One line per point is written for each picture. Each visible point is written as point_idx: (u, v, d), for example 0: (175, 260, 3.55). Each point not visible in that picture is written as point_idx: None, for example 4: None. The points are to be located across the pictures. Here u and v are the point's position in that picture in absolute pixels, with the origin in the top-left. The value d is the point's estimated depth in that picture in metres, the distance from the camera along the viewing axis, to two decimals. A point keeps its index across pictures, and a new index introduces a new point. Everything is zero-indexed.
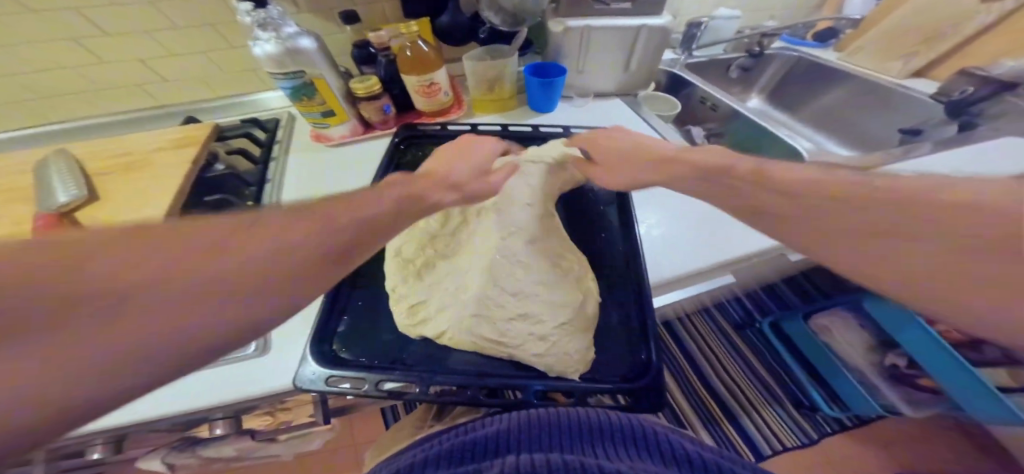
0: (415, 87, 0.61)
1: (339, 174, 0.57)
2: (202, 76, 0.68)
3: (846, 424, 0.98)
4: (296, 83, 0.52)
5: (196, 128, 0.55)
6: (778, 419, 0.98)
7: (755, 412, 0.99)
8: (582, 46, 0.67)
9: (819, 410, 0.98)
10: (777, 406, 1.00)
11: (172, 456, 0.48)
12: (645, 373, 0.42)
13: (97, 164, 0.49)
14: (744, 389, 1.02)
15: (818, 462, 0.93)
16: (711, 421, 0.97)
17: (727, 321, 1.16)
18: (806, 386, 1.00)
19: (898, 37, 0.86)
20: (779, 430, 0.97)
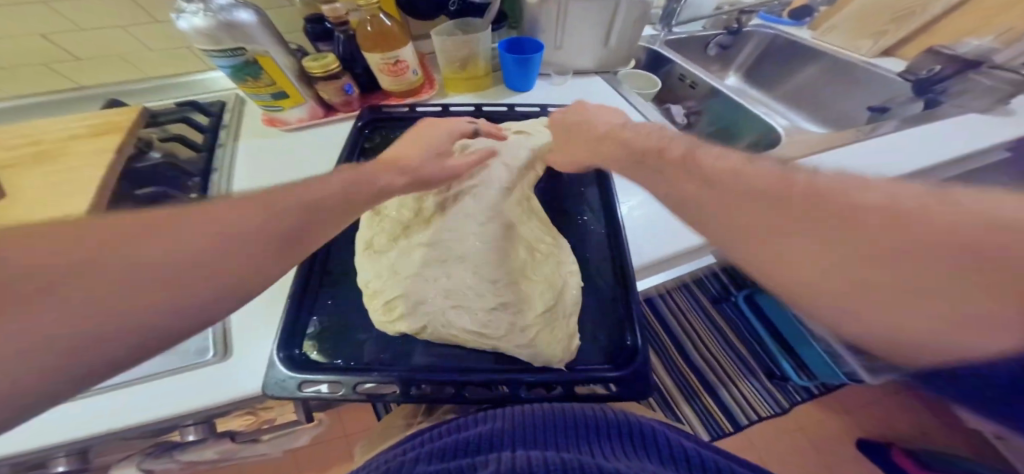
0: (379, 65, 0.56)
1: (301, 161, 0.52)
2: (124, 54, 0.60)
3: (813, 391, 1.04)
4: (236, 61, 0.46)
5: (118, 113, 0.48)
6: (753, 389, 1.03)
7: (733, 385, 1.03)
8: (558, 20, 0.63)
9: (790, 379, 1.03)
10: (752, 377, 1.05)
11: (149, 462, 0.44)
12: (634, 356, 0.41)
13: (1, 156, 0.42)
14: (722, 364, 1.06)
15: (787, 425, 1.00)
16: (692, 396, 1.01)
17: (706, 297, 1.16)
18: (778, 356, 1.04)
19: (868, 17, 0.87)
20: (754, 401, 1.02)
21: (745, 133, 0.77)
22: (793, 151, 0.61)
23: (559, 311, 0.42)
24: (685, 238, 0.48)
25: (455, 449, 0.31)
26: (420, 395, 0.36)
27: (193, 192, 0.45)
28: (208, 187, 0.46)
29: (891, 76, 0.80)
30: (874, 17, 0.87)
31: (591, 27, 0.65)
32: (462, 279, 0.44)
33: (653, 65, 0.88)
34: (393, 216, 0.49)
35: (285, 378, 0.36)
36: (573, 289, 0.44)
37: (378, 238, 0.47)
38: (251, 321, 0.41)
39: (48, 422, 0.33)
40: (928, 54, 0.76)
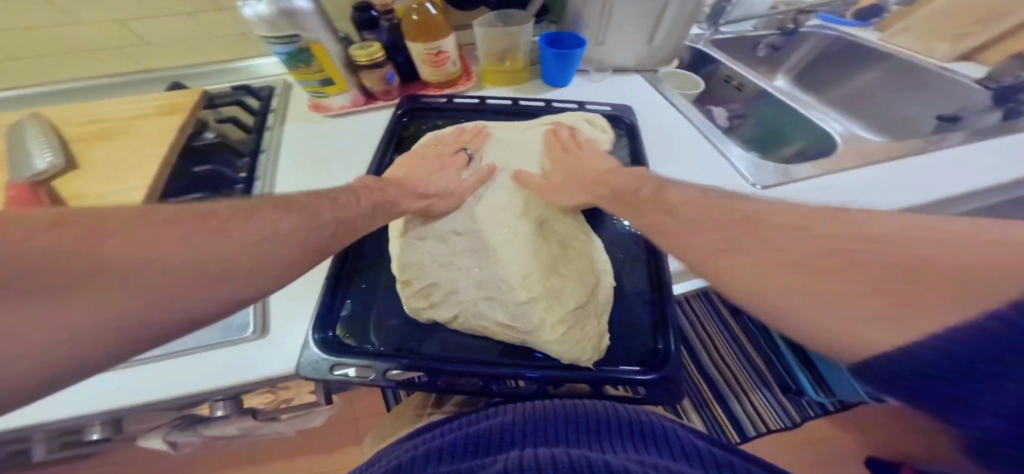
0: (421, 56, 0.56)
1: (344, 147, 0.53)
2: (188, 40, 0.63)
3: (829, 408, 0.95)
4: (291, 48, 0.47)
5: (182, 94, 0.51)
6: (764, 402, 0.95)
7: (744, 395, 0.95)
8: (603, 16, 0.62)
9: (805, 394, 0.95)
10: (764, 389, 0.96)
11: (175, 434, 0.46)
12: (667, 361, 0.39)
13: (75, 131, 0.45)
14: (734, 372, 0.98)
15: (819, 454, 0.93)
16: (700, 404, 0.93)
17: (725, 304, 1.07)
18: (795, 370, 0.96)
19: (944, 22, 0.82)
20: (765, 413, 0.94)
21: (794, 142, 0.75)
22: (849, 160, 0.58)
23: (590, 310, 0.41)
24: None
25: (466, 444, 0.30)
26: (447, 386, 0.36)
27: (242, 173, 0.47)
28: (255, 168, 0.48)
29: (973, 85, 0.74)
30: (951, 20, 0.81)
31: (637, 23, 0.63)
32: (494, 270, 0.43)
33: (697, 64, 0.84)
34: None
35: (318, 358, 0.37)
36: (604, 289, 0.43)
37: (412, 222, 0.47)
38: (286, 300, 0.42)
39: (89, 391, 0.35)
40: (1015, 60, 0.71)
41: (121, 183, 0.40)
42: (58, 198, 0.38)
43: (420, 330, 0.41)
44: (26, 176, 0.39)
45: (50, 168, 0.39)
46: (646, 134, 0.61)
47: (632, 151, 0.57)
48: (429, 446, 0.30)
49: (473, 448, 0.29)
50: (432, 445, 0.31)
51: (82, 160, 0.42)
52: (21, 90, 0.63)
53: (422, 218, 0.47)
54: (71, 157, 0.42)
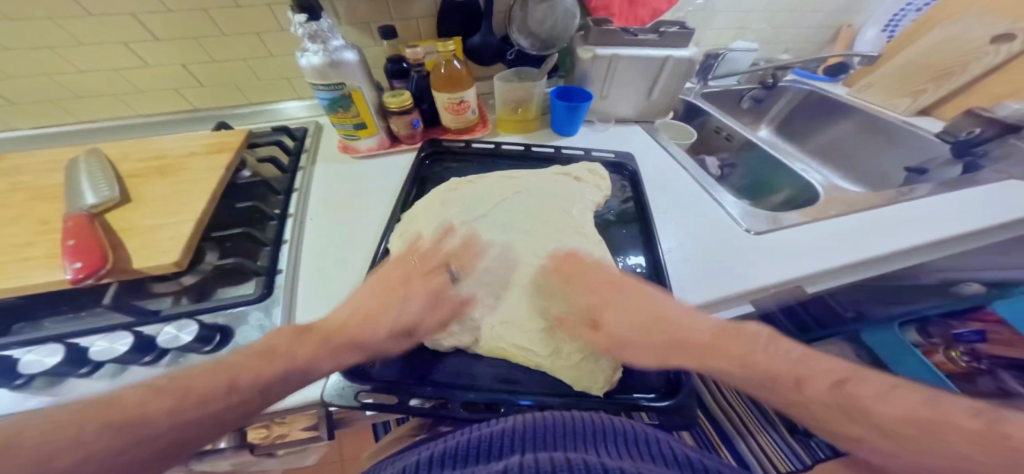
0: (445, 104, 0.63)
1: (371, 188, 0.58)
2: (237, 84, 0.70)
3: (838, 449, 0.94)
4: (335, 94, 0.53)
5: (229, 135, 0.55)
6: (774, 444, 0.92)
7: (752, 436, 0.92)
8: (608, 72, 0.69)
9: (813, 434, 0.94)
10: (771, 430, 0.95)
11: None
12: (678, 389, 0.41)
13: (129, 167, 0.49)
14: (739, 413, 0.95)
15: None
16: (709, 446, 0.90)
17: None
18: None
19: (911, 74, 0.90)
20: (774, 456, 0.90)
21: (779, 190, 0.83)
22: (831, 209, 0.63)
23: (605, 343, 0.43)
24: (728, 284, 0.50)
25: (469, 447, 0.30)
26: (468, 413, 0.38)
27: (276, 209, 0.51)
28: (288, 205, 0.52)
29: (931, 137, 0.82)
30: (913, 76, 0.89)
31: (637, 80, 0.71)
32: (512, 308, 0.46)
33: (689, 115, 0.92)
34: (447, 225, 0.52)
35: (343, 385, 0.39)
36: None
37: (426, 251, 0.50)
38: None
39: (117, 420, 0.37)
40: (966, 116, 0.77)
41: (171, 217, 0.43)
42: (110, 229, 0.41)
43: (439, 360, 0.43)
44: (84, 210, 0.42)
45: (107, 202, 0.43)
46: (646, 182, 0.66)
47: (636, 197, 0.62)
48: (431, 452, 0.31)
49: (474, 453, 0.29)
50: (431, 452, 0.31)
51: (135, 194, 0.46)
52: (72, 125, 0.68)
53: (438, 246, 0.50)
54: (126, 192, 0.46)
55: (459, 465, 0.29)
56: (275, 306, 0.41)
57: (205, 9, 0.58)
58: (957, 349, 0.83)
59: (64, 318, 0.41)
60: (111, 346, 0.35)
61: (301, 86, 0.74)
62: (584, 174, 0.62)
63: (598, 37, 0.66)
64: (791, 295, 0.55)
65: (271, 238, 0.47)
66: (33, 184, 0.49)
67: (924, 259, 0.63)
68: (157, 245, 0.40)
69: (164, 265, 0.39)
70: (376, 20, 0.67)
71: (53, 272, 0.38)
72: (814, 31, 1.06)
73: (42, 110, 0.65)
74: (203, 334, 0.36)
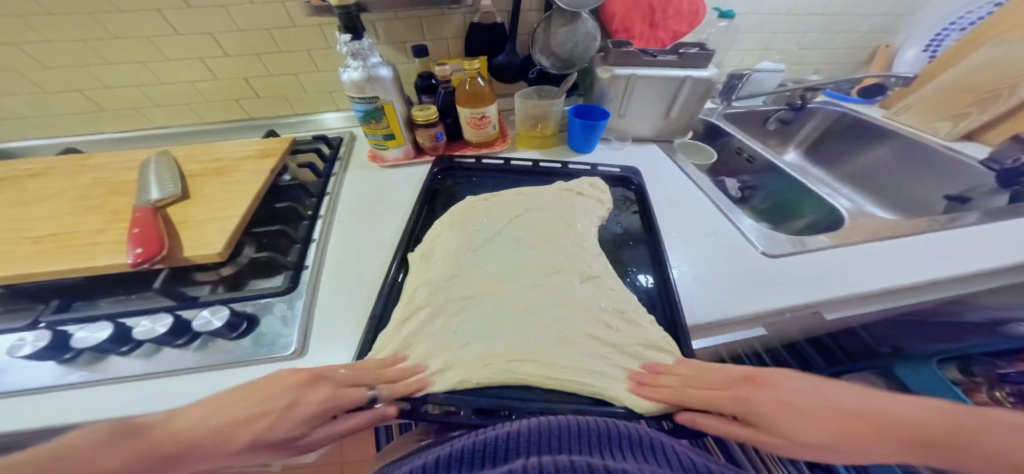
0: (468, 119, 0.67)
1: (391, 196, 0.62)
2: (286, 96, 0.77)
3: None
4: (369, 107, 0.58)
5: (275, 141, 0.62)
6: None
7: None
8: (626, 92, 0.71)
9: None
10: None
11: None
12: None
13: (191, 167, 0.56)
14: None
15: None
16: None
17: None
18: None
19: (953, 96, 0.86)
20: None
21: (802, 215, 0.80)
22: (855, 235, 0.61)
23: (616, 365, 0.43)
24: (737, 307, 0.49)
25: (475, 452, 0.31)
26: (479, 419, 0.39)
27: (308, 210, 0.56)
28: (319, 207, 0.57)
29: (976, 165, 0.78)
30: (956, 99, 0.85)
31: (655, 99, 0.72)
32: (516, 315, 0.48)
33: (710, 135, 0.92)
34: (461, 236, 0.56)
35: None
36: (621, 337, 0.45)
37: (436, 255, 0.53)
38: None
39: None
40: (1014, 142, 0.73)
41: (220, 212, 0.49)
42: (169, 221, 0.47)
43: None
44: (150, 203, 0.48)
45: (168, 197, 0.49)
46: (655, 201, 0.67)
47: (646, 216, 0.63)
48: (436, 456, 0.32)
49: (479, 457, 0.30)
50: (439, 454, 0.32)
51: (192, 191, 0.52)
52: (144, 130, 0.78)
53: (451, 254, 0.54)
54: (185, 189, 0.52)
55: (466, 468, 0.30)
56: (297, 299, 0.46)
57: (267, 30, 0.66)
58: (1004, 389, 0.66)
59: (116, 299, 0.47)
60: (154, 327, 0.40)
61: (342, 99, 0.81)
62: (584, 189, 0.64)
63: (617, 57, 0.68)
64: (806, 323, 0.54)
65: (302, 236, 0.52)
66: (111, 179, 0.56)
67: (960, 292, 0.59)
68: (207, 236, 0.46)
69: (208, 255, 0.44)
70: (411, 40, 0.73)
71: (120, 255, 0.44)
72: (848, 52, 1.04)
73: (121, 116, 0.75)
74: (231, 320, 0.41)
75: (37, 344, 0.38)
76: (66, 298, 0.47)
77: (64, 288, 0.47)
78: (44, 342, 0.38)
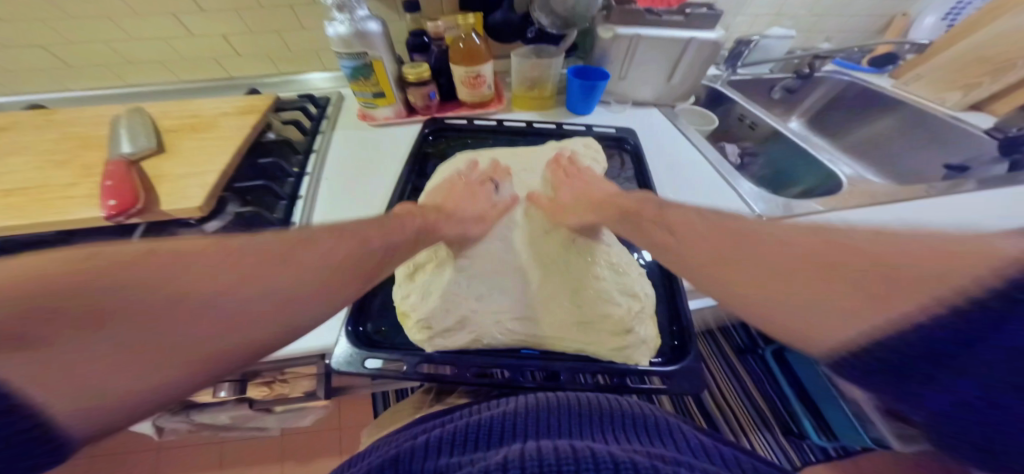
0: (462, 78, 0.64)
1: (382, 154, 0.60)
2: (268, 54, 0.73)
3: (830, 453, 0.96)
4: (357, 63, 0.54)
5: (257, 99, 0.58)
6: (765, 443, 0.97)
7: (767, 429, 1.00)
8: (629, 53, 0.68)
9: (808, 438, 0.97)
10: (765, 430, 0.99)
11: (165, 418, 0.53)
12: (679, 358, 0.43)
13: (166, 123, 0.53)
14: (760, 406, 1.02)
15: None
16: (737, 431, 0.98)
17: (729, 346, 1.11)
18: (799, 413, 0.99)
19: (968, 65, 0.83)
20: (765, 453, 0.96)
21: (798, 183, 0.80)
22: (854, 201, 0.61)
23: (605, 331, 0.44)
24: None
25: (473, 433, 0.32)
26: (474, 379, 0.41)
27: (294, 167, 0.54)
28: (305, 164, 0.55)
29: (981, 134, 0.77)
30: (968, 68, 0.83)
31: (659, 61, 0.69)
32: (511, 273, 0.50)
33: (713, 102, 0.89)
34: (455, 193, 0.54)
35: (352, 352, 0.41)
36: (616, 305, 0.45)
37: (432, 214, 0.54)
38: None
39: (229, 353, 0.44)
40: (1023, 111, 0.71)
41: (199, 169, 0.46)
42: (146, 176, 0.45)
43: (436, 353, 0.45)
44: (123, 156, 0.46)
45: (143, 152, 0.46)
46: (651, 161, 0.65)
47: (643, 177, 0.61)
48: (438, 435, 0.33)
49: (479, 439, 0.32)
50: (435, 433, 0.34)
51: (169, 146, 0.49)
52: (116, 87, 0.73)
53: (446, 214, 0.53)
54: (161, 145, 0.50)
55: (465, 449, 0.31)
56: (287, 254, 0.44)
57: None
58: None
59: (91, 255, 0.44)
60: None
61: (329, 58, 0.76)
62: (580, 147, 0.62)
63: (620, 16, 0.64)
64: None
65: (288, 192, 0.50)
66: (81, 135, 0.53)
67: None
68: (185, 192, 0.43)
69: (187, 210, 0.42)
70: None
71: (92, 211, 0.42)
72: (862, 19, 0.99)
73: (88, 70, 0.70)
74: None
75: None
76: None
77: None
78: None
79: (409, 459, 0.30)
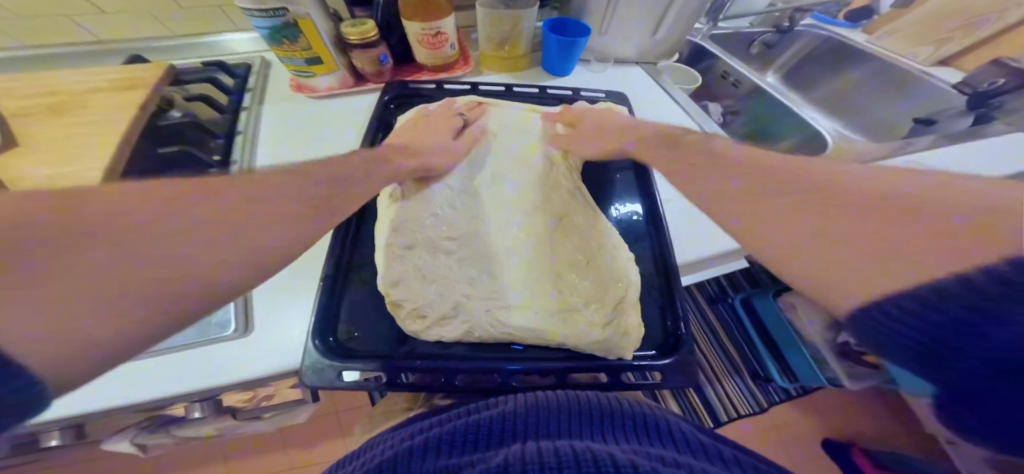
0: (418, 37, 0.53)
1: (325, 131, 0.49)
2: (152, 9, 0.57)
3: (791, 393, 1.05)
4: (277, 23, 0.43)
5: (142, 68, 0.45)
6: (736, 388, 1.04)
7: (739, 375, 1.05)
8: (611, 3, 0.59)
9: (772, 381, 1.03)
10: (736, 376, 1.05)
11: (142, 436, 0.45)
12: (680, 345, 0.40)
13: (14, 104, 0.40)
14: (730, 355, 1.08)
15: (768, 428, 1.01)
16: (712, 379, 1.04)
17: (702, 295, 1.17)
18: (764, 358, 1.04)
19: (940, 19, 0.84)
20: (735, 399, 1.02)
21: (784, 138, 0.77)
22: None
23: (586, 321, 0.40)
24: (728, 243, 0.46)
25: (467, 435, 0.27)
26: (465, 385, 0.36)
27: (216, 156, 0.43)
28: (230, 151, 0.44)
29: (951, 89, 0.77)
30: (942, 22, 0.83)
31: (641, 13, 0.61)
32: (501, 263, 0.44)
33: (695, 58, 0.83)
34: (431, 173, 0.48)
35: (320, 363, 0.35)
36: (612, 293, 0.41)
37: (407, 188, 0.47)
38: (273, 297, 0.39)
39: (175, 370, 0.34)
40: (992, 66, 0.72)
41: (71, 167, 0.35)
42: None
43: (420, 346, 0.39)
44: None
45: None
46: None
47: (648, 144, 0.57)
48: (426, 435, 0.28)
49: (469, 438, 0.27)
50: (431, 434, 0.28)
51: (22, 136, 0.37)
52: None
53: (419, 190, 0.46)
54: (9, 134, 0.37)
55: (453, 450, 0.26)
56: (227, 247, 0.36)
57: None
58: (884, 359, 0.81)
59: None
60: None
61: (238, 15, 0.61)
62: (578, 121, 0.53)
63: None
64: None
65: None
66: None
67: None
68: None
69: None
70: None
71: None
72: None
73: None
74: None
75: None
76: None
77: None
78: None
79: (397, 465, 0.25)
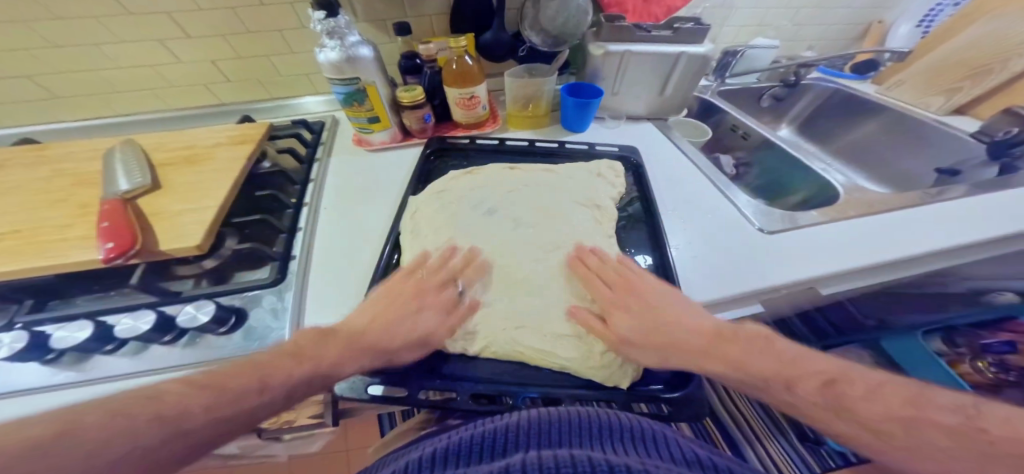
0: (456, 99, 0.63)
1: (376, 179, 0.60)
2: (259, 79, 0.72)
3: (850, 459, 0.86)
4: (350, 89, 0.54)
5: (252, 127, 0.58)
6: (781, 449, 0.86)
7: (783, 435, 0.88)
8: (619, 70, 0.68)
9: (824, 443, 0.88)
10: (780, 436, 0.88)
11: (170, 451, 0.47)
12: (687, 381, 0.42)
13: (161, 156, 0.53)
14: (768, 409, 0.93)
15: None
16: (751, 437, 0.87)
17: None
18: None
19: (946, 69, 0.85)
20: (781, 463, 0.84)
21: (797, 191, 0.81)
22: (850, 210, 0.61)
23: (589, 346, 0.43)
24: (734, 285, 0.49)
25: (472, 446, 0.31)
26: (476, 405, 0.40)
27: (292, 198, 0.54)
28: (303, 195, 0.55)
29: (966, 137, 0.78)
30: (949, 74, 0.85)
31: (649, 76, 0.69)
32: (520, 292, 0.48)
33: (704, 114, 0.90)
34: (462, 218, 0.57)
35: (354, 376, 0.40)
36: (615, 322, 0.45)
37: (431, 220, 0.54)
38: None
39: None
40: (1002, 116, 0.72)
41: (197, 203, 0.46)
42: (141, 214, 0.44)
43: (444, 362, 0.43)
44: (118, 195, 0.45)
45: (138, 189, 0.46)
46: (653, 178, 0.66)
47: (679, 194, 0.63)
48: (435, 449, 0.32)
49: (475, 449, 0.30)
50: (439, 448, 0.32)
51: (164, 179, 0.49)
52: (102, 117, 0.72)
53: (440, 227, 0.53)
54: (156, 178, 0.49)
55: (461, 462, 0.29)
56: (287, 290, 0.44)
57: (231, 6, 0.61)
58: (985, 359, 0.77)
59: (94, 296, 0.44)
60: (136, 324, 0.37)
61: (320, 82, 0.76)
62: (593, 179, 0.61)
63: (610, 33, 0.64)
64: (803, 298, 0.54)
65: (287, 226, 0.50)
66: (75, 170, 0.52)
67: (936, 269, 0.60)
68: (182, 229, 0.43)
69: (187, 247, 0.41)
70: (393, 17, 0.66)
71: (88, 251, 0.41)
72: (843, 28, 1.02)
73: (75, 102, 0.69)
74: (219, 315, 0.39)
75: (14, 345, 0.35)
76: (41, 298, 0.44)
77: (33, 287, 0.44)
78: (21, 344, 0.36)
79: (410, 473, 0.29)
